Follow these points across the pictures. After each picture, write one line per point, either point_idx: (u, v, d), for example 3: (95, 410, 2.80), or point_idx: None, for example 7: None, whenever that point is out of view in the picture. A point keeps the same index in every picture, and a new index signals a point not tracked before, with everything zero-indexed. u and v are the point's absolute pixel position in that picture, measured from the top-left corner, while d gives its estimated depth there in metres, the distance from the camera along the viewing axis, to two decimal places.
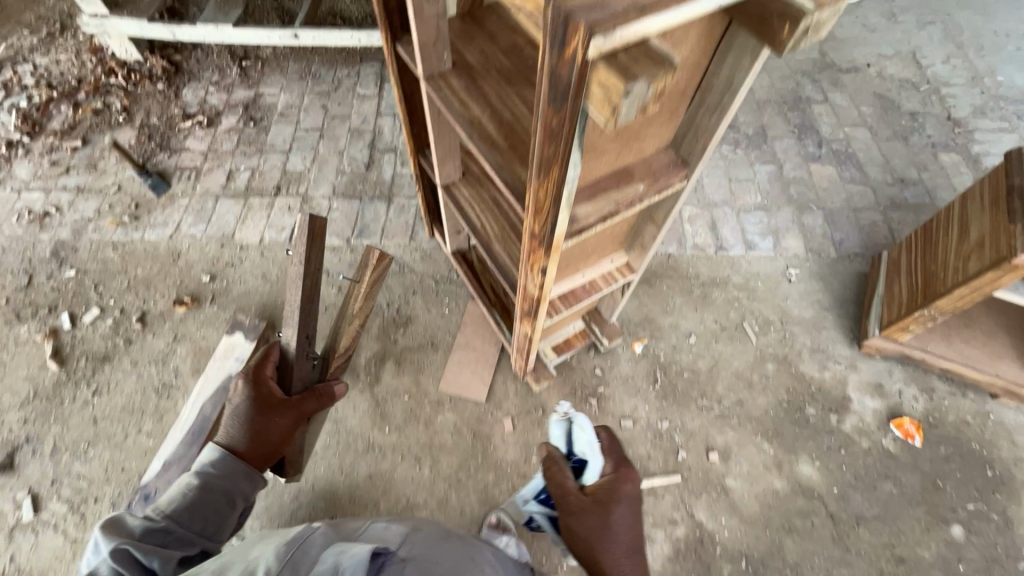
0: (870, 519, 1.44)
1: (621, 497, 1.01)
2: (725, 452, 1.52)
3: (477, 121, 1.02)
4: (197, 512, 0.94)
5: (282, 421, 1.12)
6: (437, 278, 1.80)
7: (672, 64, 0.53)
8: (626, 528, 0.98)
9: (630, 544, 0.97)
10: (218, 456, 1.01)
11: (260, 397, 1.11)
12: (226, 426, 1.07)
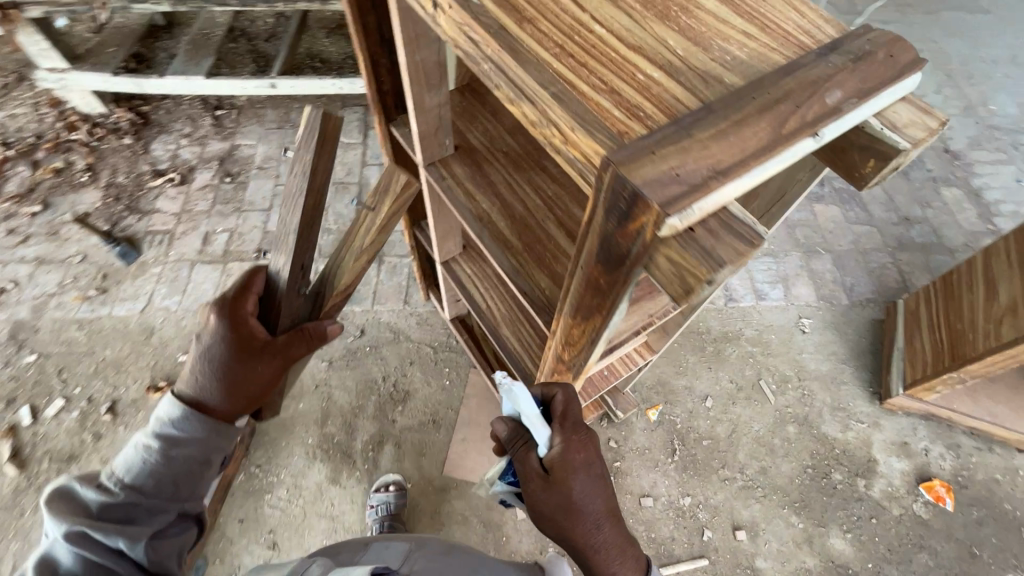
0: None
1: (581, 467, 0.78)
2: (752, 529, 1.43)
3: (486, 217, 0.92)
4: (167, 480, 0.72)
5: (261, 373, 0.73)
6: (435, 345, 1.69)
7: (760, 237, 0.42)
8: (592, 496, 0.78)
9: (598, 507, 0.79)
10: (180, 413, 0.73)
11: (234, 341, 0.72)
12: (196, 370, 0.73)
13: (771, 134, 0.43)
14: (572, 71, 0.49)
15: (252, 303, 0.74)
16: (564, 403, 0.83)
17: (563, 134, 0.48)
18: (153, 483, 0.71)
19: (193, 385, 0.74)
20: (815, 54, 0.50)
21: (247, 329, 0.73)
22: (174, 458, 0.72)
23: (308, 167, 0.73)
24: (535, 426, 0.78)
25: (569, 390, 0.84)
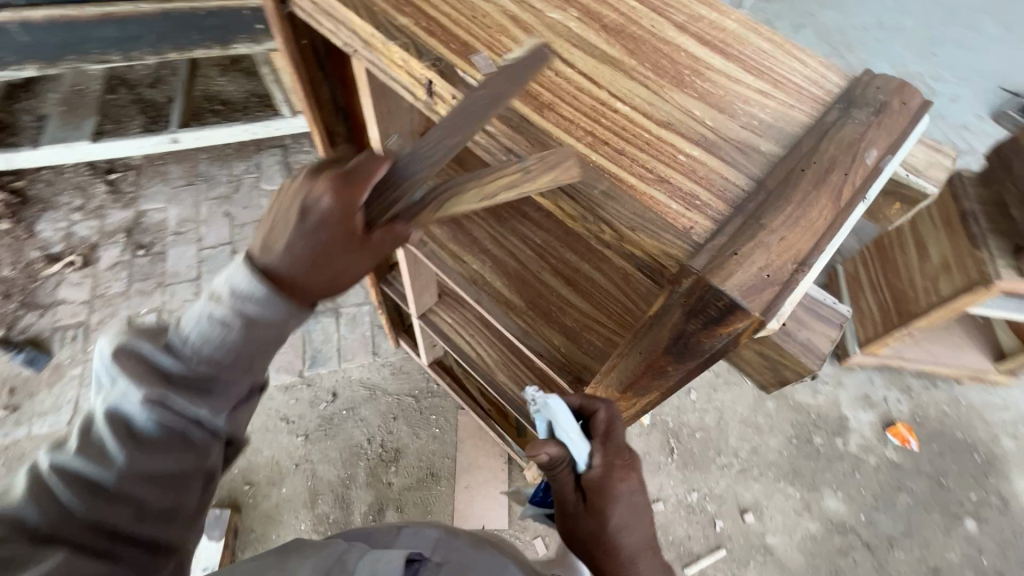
0: (899, 537, 1.48)
1: (624, 498, 0.61)
2: (757, 509, 1.50)
3: (480, 279, 0.89)
4: (240, 358, 0.50)
5: (341, 271, 0.45)
6: (416, 393, 1.60)
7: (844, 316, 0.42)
8: (636, 538, 0.62)
9: (643, 554, 0.62)
10: (242, 292, 0.47)
11: (331, 220, 0.44)
12: (275, 231, 0.46)
13: (835, 211, 0.43)
14: (614, 161, 0.46)
15: (374, 172, 0.44)
16: (608, 419, 0.62)
17: (620, 233, 0.45)
18: (221, 362, 0.49)
19: (266, 248, 0.46)
20: (837, 110, 0.50)
21: (352, 203, 0.44)
22: (238, 337, 0.48)
23: (496, 98, 0.45)
24: (573, 439, 0.59)
25: (611, 402, 0.62)
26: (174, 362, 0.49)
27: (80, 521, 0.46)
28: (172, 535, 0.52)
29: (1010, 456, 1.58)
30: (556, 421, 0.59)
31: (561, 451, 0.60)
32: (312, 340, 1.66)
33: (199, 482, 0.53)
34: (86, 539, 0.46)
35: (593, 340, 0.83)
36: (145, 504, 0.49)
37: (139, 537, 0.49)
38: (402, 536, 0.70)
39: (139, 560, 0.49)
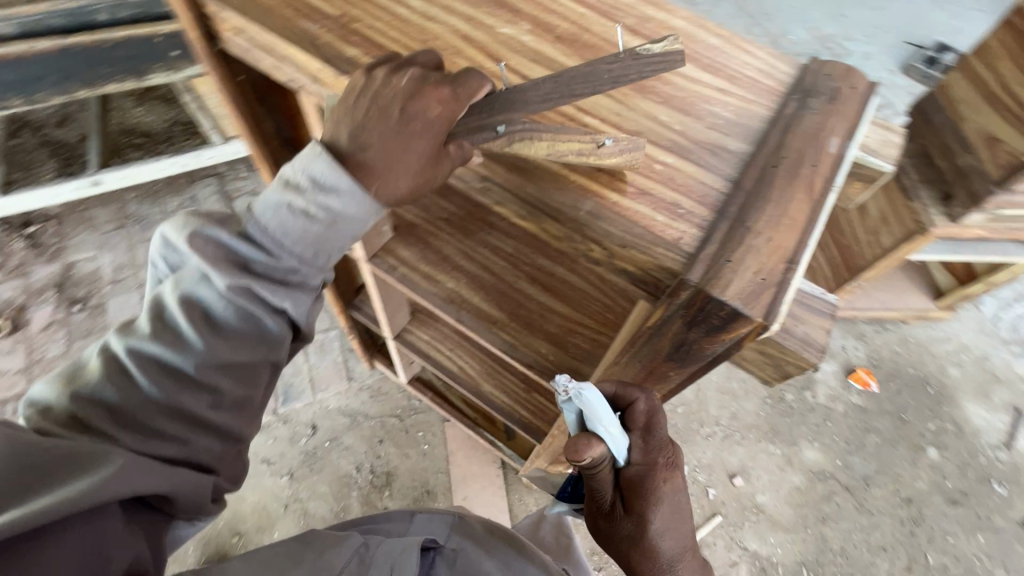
0: (874, 475, 1.57)
1: (667, 498, 0.62)
2: (744, 472, 1.57)
3: (458, 298, 0.87)
4: (311, 249, 0.57)
5: (419, 177, 0.48)
6: (399, 412, 1.57)
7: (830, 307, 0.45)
8: (676, 541, 0.63)
9: (682, 555, 0.64)
10: (329, 189, 0.51)
11: (428, 123, 0.46)
12: (366, 125, 0.48)
13: (811, 205, 0.44)
14: (593, 178, 0.45)
15: (475, 89, 0.45)
16: (649, 411, 0.62)
17: (610, 250, 0.45)
18: (289, 252, 0.56)
19: (354, 142, 0.49)
20: (793, 100, 0.51)
21: (450, 111, 0.45)
22: (308, 233, 0.55)
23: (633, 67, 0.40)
24: (613, 433, 0.60)
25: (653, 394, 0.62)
26: (252, 249, 0.57)
27: (162, 404, 0.54)
28: (238, 421, 0.61)
29: (959, 383, 1.70)
30: (596, 416, 0.59)
31: (604, 448, 0.60)
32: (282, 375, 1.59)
33: (261, 373, 0.61)
34: (168, 425, 0.55)
35: (579, 343, 0.83)
36: (217, 391, 0.57)
37: (209, 426, 0.58)
38: (416, 521, 0.87)
39: (208, 449, 0.58)
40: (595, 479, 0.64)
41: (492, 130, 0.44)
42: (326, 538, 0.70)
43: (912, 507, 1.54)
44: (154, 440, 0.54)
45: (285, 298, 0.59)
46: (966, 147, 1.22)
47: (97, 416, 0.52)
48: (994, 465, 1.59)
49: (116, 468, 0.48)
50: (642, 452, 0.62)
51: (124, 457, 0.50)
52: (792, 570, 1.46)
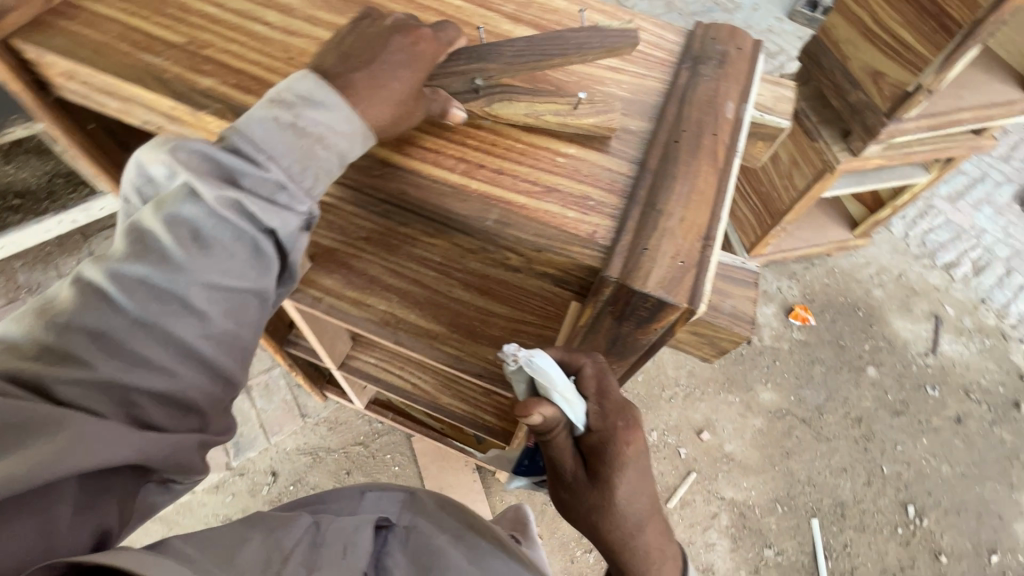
0: (825, 403, 1.66)
1: (630, 465, 0.54)
2: (709, 425, 1.61)
3: (392, 319, 0.82)
4: (303, 165, 0.44)
5: (401, 102, 0.43)
6: (362, 439, 1.51)
7: (752, 273, 0.46)
8: (642, 505, 0.57)
9: (647, 521, 0.58)
10: (321, 101, 0.42)
11: (413, 55, 0.44)
12: (350, 58, 0.44)
13: (718, 174, 0.43)
14: (496, 182, 0.43)
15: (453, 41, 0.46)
16: (599, 376, 0.55)
17: (527, 255, 0.42)
18: (276, 165, 0.43)
19: (338, 68, 0.44)
20: (686, 69, 0.50)
21: (432, 53, 0.45)
22: (295, 143, 0.43)
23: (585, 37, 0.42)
24: (569, 400, 0.53)
25: (601, 357, 0.54)
26: (231, 152, 0.43)
27: (142, 328, 0.44)
28: (235, 362, 0.49)
29: (884, 303, 1.82)
30: (548, 389, 0.53)
31: (557, 414, 0.53)
32: None
33: (251, 310, 0.48)
34: (153, 351, 0.44)
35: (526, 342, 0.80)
36: (207, 317, 0.45)
37: (202, 360, 0.46)
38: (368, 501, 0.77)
39: (202, 388, 0.47)
40: (553, 448, 0.57)
41: (482, 72, 0.44)
42: (274, 519, 0.61)
43: (863, 425, 1.63)
44: (138, 372, 0.43)
45: (277, 221, 0.45)
46: (854, 85, 1.29)
47: (67, 346, 0.42)
48: (925, 372, 1.72)
49: (76, 438, 0.39)
50: (600, 420, 0.54)
51: (85, 421, 0.40)
52: (767, 509, 1.52)
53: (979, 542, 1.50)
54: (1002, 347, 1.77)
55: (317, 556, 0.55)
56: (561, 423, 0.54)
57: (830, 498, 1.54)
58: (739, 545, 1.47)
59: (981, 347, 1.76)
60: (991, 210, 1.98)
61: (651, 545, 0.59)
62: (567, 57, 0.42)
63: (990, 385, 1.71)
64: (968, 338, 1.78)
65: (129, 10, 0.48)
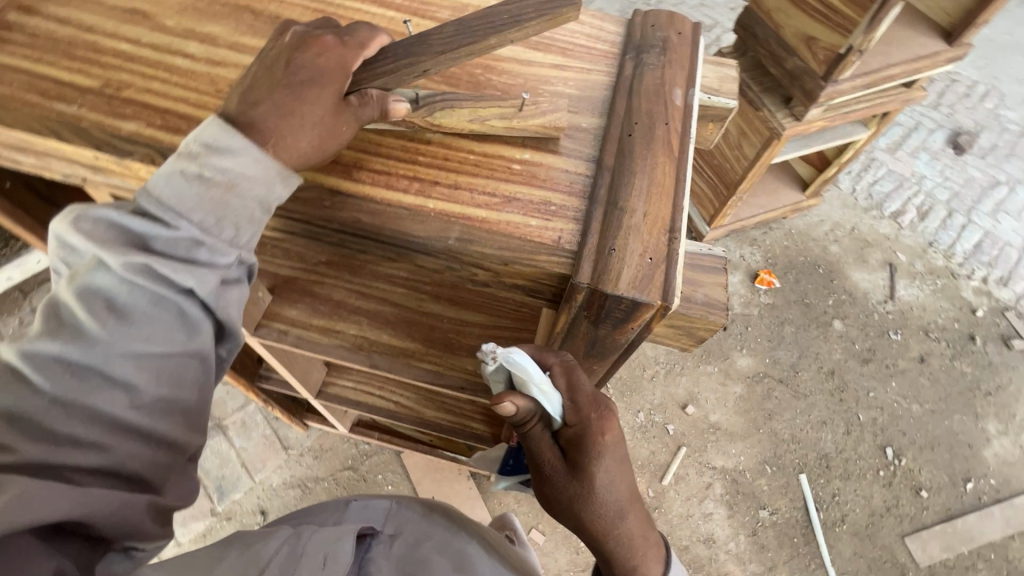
0: (799, 361, 1.71)
1: (608, 454, 0.55)
2: (693, 399, 1.64)
3: (365, 342, 0.79)
4: (217, 218, 0.42)
5: (320, 128, 0.41)
6: (350, 463, 1.47)
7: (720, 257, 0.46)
8: (623, 492, 0.57)
9: (630, 508, 0.58)
10: (225, 148, 0.40)
11: (324, 74, 0.42)
12: (259, 90, 0.42)
13: (675, 164, 0.43)
14: (453, 199, 0.41)
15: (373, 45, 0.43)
16: (568, 371, 0.55)
17: (494, 270, 0.41)
18: (187, 222, 0.41)
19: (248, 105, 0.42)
20: (629, 60, 0.50)
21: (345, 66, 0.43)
22: (203, 197, 0.41)
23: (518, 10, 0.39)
24: (547, 392, 0.52)
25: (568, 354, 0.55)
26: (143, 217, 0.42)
27: (65, 406, 0.42)
28: (176, 426, 0.47)
29: (841, 257, 1.89)
30: (526, 383, 0.52)
31: (529, 403, 0.53)
32: (206, 471, 1.42)
33: (186, 372, 0.47)
34: (79, 428, 0.42)
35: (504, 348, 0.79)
36: (134, 386, 0.44)
37: (137, 429, 0.45)
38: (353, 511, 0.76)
39: (142, 456, 0.45)
40: (531, 440, 0.57)
41: (419, 66, 0.41)
42: (251, 535, 0.60)
43: (836, 378, 1.69)
44: (66, 450, 0.42)
45: (194, 281, 0.43)
46: (790, 52, 1.32)
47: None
48: (886, 318, 1.80)
49: (18, 495, 0.38)
50: (574, 412, 0.54)
51: (22, 484, 0.38)
52: (758, 472, 1.55)
53: (954, 472, 1.58)
54: (952, 285, 1.86)
55: (298, 560, 0.54)
56: (535, 414, 0.55)
57: (814, 452, 1.58)
58: (737, 511, 1.50)
59: (934, 288, 1.85)
60: (928, 156, 2.07)
61: (636, 533, 0.59)
62: (503, 32, 0.38)
63: (946, 323, 1.80)
64: (921, 280, 1.86)
65: (34, 57, 0.44)
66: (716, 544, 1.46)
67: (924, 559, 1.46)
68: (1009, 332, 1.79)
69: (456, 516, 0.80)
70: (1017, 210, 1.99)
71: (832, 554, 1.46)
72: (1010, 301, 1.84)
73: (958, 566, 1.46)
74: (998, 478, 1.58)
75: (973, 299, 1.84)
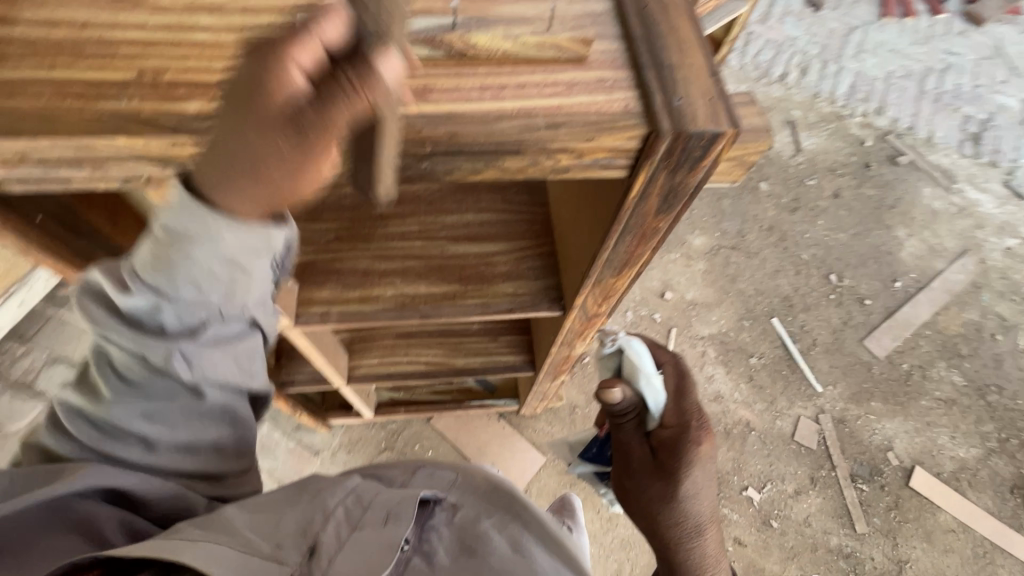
0: (742, 226, 1.91)
1: (699, 467, 0.67)
2: (668, 285, 1.79)
3: (407, 299, 0.82)
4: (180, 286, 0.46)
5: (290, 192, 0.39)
6: (385, 444, 1.50)
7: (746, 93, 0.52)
8: (705, 506, 0.69)
9: (707, 523, 0.70)
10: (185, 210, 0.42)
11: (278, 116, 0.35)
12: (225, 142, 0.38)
13: (692, 21, 0.49)
14: (525, 95, 0.45)
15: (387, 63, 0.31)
16: (678, 384, 0.72)
17: (578, 149, 0.46)
18: (152, 293, 0.47)
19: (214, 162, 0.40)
20: None
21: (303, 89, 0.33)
22: (162, 264, 0.45)
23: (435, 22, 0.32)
24: (652, 386, 0.69)
25: (681, 358, 0.73)
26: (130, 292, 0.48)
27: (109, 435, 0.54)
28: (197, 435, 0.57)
29: None
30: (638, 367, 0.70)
31: (627, 394, 0.71)
32: None
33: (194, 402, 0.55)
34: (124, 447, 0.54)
35: (534, 263, 0.86)
36: (152, 423, 0.54)
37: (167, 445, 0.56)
38: (421, 473, 0.75)
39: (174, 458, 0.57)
40: (624, 432, 0.74)
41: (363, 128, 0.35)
42: (328, 481, 0.67)
43: (775, 230, 1.91)
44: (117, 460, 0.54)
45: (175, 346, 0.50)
46: None
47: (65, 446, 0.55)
48: (800, 169, 2.03)
49: (81, 470, 0.52)
50: (674, 418, 0.70)
51: (89, 467, 0.52)
52: (738, 328, 1.74)
53: (884, 277, 1.86)
54: (842, 126, 2.11)
55: (355, 526, 0.59)
56: (633, 407, 0.72)
57: (777, 297, 1.80)
58: (731, 366, 1.69)
59: (829, 132, 2.10)
60: (794, 19, 2.29)
61: (710, 548, 0.69)
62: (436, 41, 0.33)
63: (845, 159, 2.06)
64: (818, 129, 2.10)
65: (46, 64, 0.42)
66: (724, 398, 1.64)
67: (882, 352, 1.74)
68: (893, 153, 2.08)
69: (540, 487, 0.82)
70: (874, 48, 2.25)
71: (814, 372, 1.70)
72: (888, 127, 2.13)
73: (906, 349, 1.75)
74: (916, 271, 1.88)
75: (860, 133, 2.11)
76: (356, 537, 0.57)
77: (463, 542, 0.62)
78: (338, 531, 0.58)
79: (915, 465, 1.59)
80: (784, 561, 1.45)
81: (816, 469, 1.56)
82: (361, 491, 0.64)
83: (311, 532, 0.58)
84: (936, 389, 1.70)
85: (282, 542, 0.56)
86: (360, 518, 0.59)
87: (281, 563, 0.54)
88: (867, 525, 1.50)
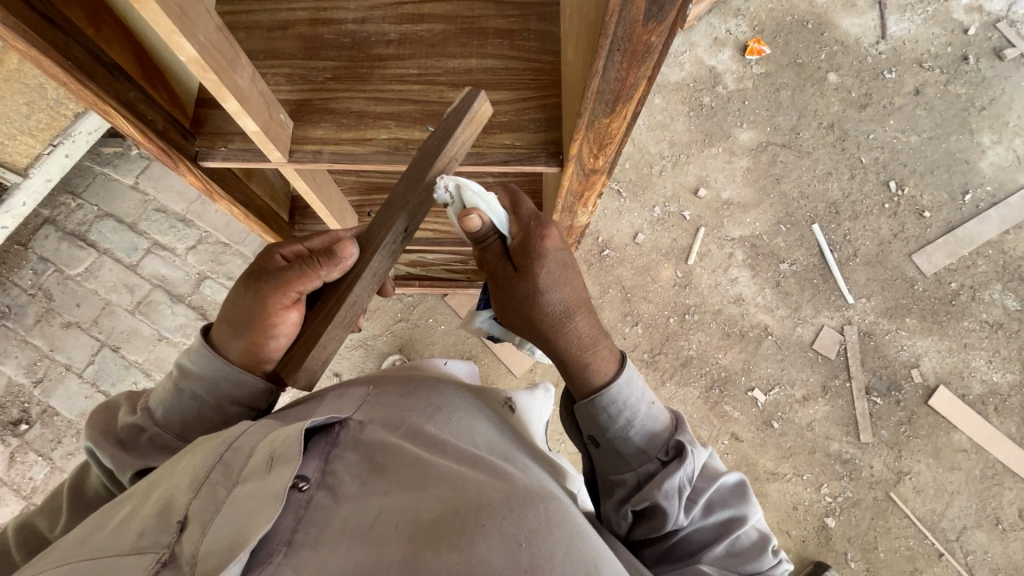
0: (798, 123, 1.72)
1: (551, 253, 0.61)
2: (704, 182, 1.67)
3: (400, 143, 0.79)
4: (182, 421, 0.60)
5: (261, 339, 0.61)
6: (400, 316, 1.57)
7: None
8: (567, 295, 0.61)
9: (577, 308, 0.62)
10: (197, 344, 0.62)
11: (267, 284, 0.61)
12: (229, 308, 0.63)
13: None
14: None
15: (343, 246, 0.62)
16: (514, 199, 0.65)
17: None
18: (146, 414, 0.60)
19: (219, 326, 0.63)
20: None
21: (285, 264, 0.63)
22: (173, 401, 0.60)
23: None
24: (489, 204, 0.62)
25: (509, 183, 0.67)
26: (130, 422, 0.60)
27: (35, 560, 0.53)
28: None
29: (828, 6, 1.79)
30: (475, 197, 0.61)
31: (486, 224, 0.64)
32: None
33: None
34: None
35: (535, 116, 0.80)
36: None
37: None
38: (328, 398, 0.60)
39: None
40: (489, 256, 0.66)
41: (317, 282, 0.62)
42: (204, 438, 0.53)
43: (835, 129, 1.71)
44: None
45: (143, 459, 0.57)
46: None
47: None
48: (880, 59, 1.76)
49: None
50: (517, 226, 0.63)
51: None
52: (774, 232, 1.64)
53: (953, 189, 1.67)
54: (943, 10, 1.79)
55: (231, 490, 0.46)
56: (493, 231, 0.63)
57: (823, 202, 1.66)
58: (758, 271, 1.61)
59: (926, 16, 1.78)
60: None
61: (584, 334, 0.62)
62: None
63: (939, 49, 1.76)
64: (913, 12, 1.78)
65: None
66: (746, 301, 1.58)
67: (931, 269, 1.60)
68: (1000, 44, 1.77)
69: (475, 392, 0.69)
70: None
71: (849, 284, 1.60)
72: (1001, 12, 1.78)
73: (961, 268, 1.61)
74: (993, 184, 1.68)
75: (964, 19, 1.78)
76: (236, 493, 0.45)
77: (374, 464, 0.50)
78: (216, 492, 0.45)
79: (940, 384, 1.52)
80: (778, 459, 1.48)
81: (830, 378, 1.53)
82: (244, 441, 0.51)
83: (179, 504, 0.44)
84: (983, 312, 1.57)
85: (143, 527, 0.43)
86: (241, 474, 0.47)
87: (141, 552, 0.41)
88: (873, 436, 1.49)
